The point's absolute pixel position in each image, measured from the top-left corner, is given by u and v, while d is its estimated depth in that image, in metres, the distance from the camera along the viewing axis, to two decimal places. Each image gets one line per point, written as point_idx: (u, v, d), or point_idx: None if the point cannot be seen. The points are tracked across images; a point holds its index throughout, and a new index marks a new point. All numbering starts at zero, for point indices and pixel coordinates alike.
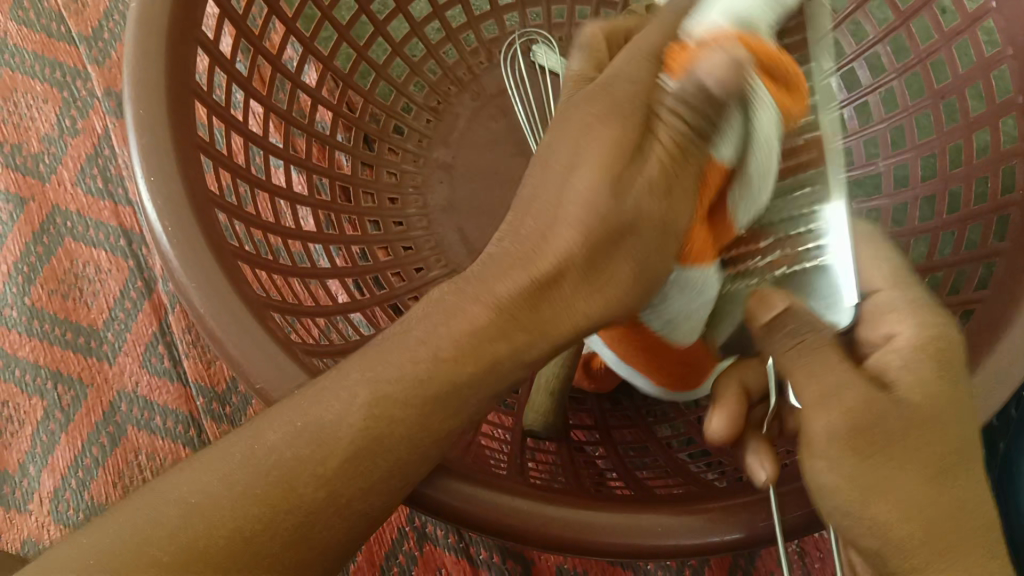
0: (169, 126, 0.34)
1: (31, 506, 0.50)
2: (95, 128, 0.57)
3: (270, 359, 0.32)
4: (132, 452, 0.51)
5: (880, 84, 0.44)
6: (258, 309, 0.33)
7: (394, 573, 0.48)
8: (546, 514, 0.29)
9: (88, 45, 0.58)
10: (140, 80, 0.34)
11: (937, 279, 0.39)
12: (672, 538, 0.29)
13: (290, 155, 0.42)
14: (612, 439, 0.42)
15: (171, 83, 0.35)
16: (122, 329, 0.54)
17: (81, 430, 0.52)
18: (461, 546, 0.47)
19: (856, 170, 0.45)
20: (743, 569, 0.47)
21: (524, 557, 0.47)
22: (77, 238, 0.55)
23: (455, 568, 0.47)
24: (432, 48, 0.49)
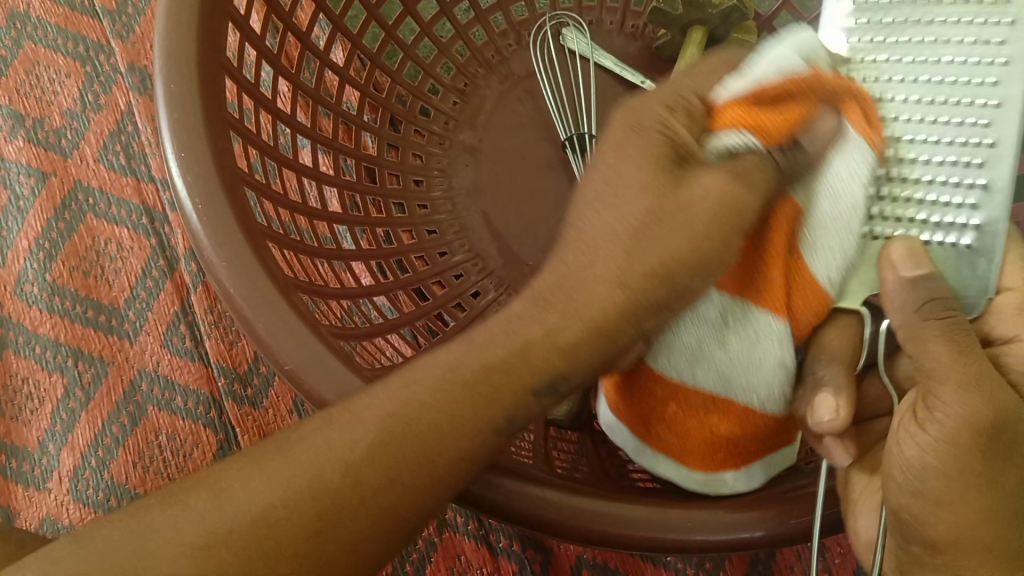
0: (200, 103, 0.34)
1: (50, 485, 0.50)
2: (118, 103, 0.56)
3: (298, 341, 0.31)
4: (152, 433, 0.51)
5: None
6: (289, 293, 0.33)
7: (413, 558, 0.47)
8: (577, 506, 0.28)
9: (111, 19, 0.58)
10: (171, 53, 0.34)
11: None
12: (701, 533, 0.29)
13: (317, 135, 0.41)
14: None
15: (202, 57, 0.34)
16: (144, 308, 0.53)
17: (102, 409, 0.51)
18: (481, 533, 0.47)
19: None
20: (764, 564, 0.47)
21: (543, 547, 0.47)
22: (98, 215, 0.55)
23: (475, 555, 0.47)
24: (460, 29, 0.49)
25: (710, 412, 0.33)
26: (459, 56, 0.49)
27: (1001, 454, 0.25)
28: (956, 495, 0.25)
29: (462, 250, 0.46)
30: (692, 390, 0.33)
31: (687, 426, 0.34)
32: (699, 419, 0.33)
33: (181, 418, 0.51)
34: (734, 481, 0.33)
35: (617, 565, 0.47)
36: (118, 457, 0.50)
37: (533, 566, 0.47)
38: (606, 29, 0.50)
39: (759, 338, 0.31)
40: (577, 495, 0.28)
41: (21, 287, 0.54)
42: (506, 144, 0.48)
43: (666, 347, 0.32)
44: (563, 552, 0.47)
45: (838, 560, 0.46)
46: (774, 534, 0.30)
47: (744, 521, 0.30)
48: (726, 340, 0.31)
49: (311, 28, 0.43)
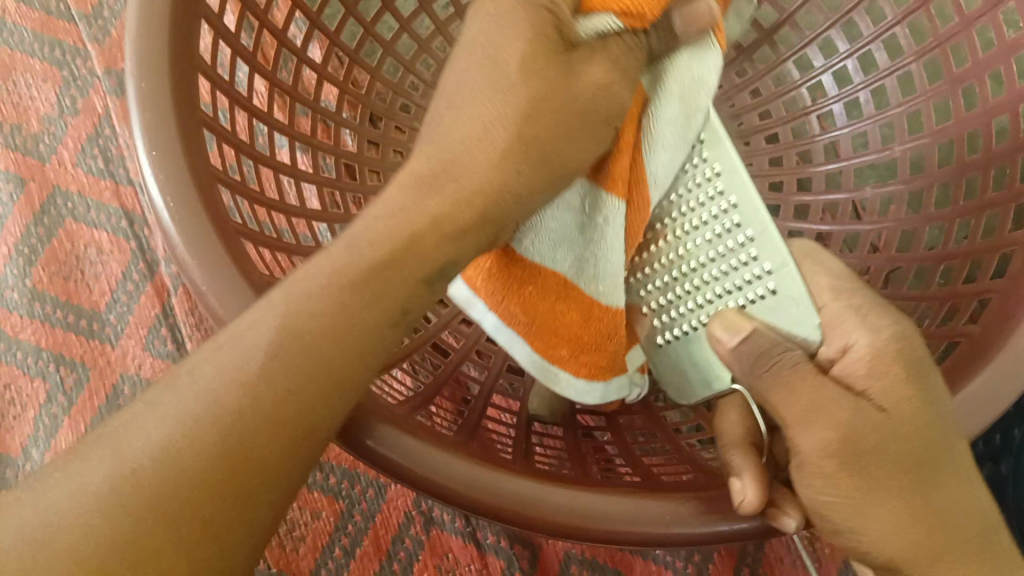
0: (173, 103, 0.33)
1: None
2: (95, 107, 0.56)
3: None
4: None
5: (897, 67, 0.43)
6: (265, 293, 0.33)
7: (400, 558, 0.47)
8: (555, 502, 0.28)
9: (87, 22, 0.57)
10: (143, 54, 0.34)
11: (954, 266, 0.38)
12: (681, 526, 0.29)
13: (295, 133, 0.41)
14: (620, 425, 0.41)
15: (174, 57, 0.34)
16: (125, 312, 0.53)
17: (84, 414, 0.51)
18: (468, 531, 0.47)
19: (869, 154, 0.45)
20: (751, 557, 0.47)
21: (530, 543, 0.47)
22: (78, 220, 0.55)
23: (462, 553, 0.47)
24: (440, 25, 0.48)
25: (560, 297, 0.35)
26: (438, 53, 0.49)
27: (897, 450, 0.26)
28: (856, 516, 0.26)
29: None
30: (547, 273, 0.35)
31: (540, 311, 0.36)
32: (553, 345, 0.36)
33: None
34: (574, 384, 0.37)
35: (605, 559, 0.47)
36: None
37: (520, 563, 0.46)
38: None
39: (608, 225, 0.33)
40: (555, 490, 0.28)
41: (1, 293, 0.53)
42: None
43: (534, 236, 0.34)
44: (551, 547, 0.47)
45: (824, 549, 0.46)
46: (754, 526, 0.29)
47: (725, 512, 0.29)
48: (585, 224, 0.33)
49: (288, 26, 0.43)
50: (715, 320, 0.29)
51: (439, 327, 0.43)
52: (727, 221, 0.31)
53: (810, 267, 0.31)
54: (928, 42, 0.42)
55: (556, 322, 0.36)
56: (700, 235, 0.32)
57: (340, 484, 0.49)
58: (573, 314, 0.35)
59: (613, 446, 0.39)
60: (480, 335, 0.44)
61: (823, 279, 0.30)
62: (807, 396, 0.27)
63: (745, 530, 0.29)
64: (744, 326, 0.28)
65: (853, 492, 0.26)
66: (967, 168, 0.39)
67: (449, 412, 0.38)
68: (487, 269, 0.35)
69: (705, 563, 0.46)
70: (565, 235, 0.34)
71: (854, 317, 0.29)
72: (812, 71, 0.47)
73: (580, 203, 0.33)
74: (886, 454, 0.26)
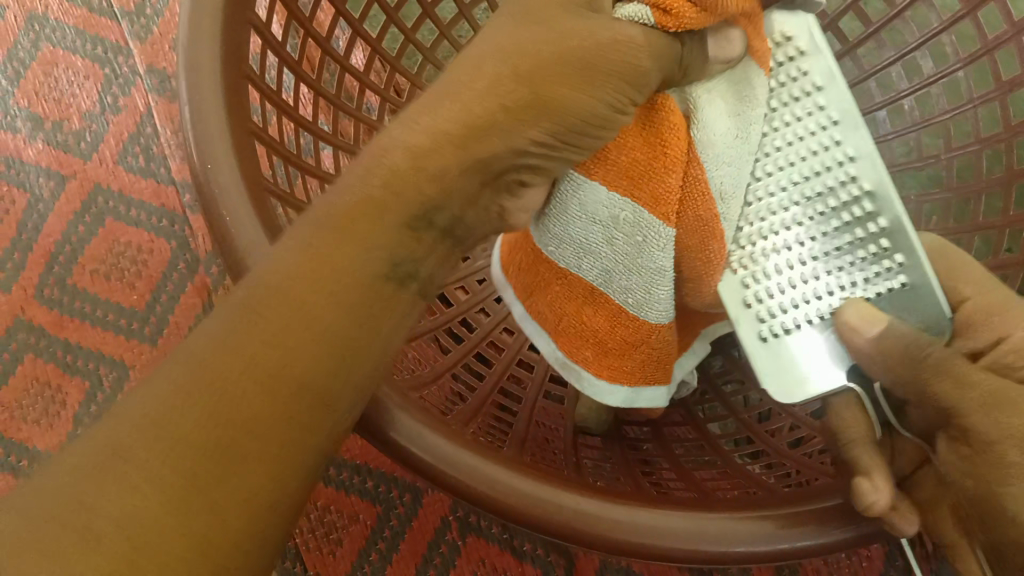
0: (226, 112, 0.33)
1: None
2: (137, 105, 0.56)
3: None
4: None
5: (944, 74, 0.43)
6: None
7: (436, 563, 0.47)
8: (612, 517, 0.28)
9: (130, 20, 0.57)
10: (194, 65, 0.34)
11: (1008, 276, 0.38)
12: (740, 544, 0.28)
13: (338, 141, 0.41)
14: (665, 437, 0.41)
15: (227, 69, 0.34)
16: (165, 311, 0.53)
17: None
18: (506, 538, 0.47)
19: (916, 162, 0.44)
20: (790, 570, 0.46)
21: (567, 551, 0.47)
22: (118, 218, 0.55)
23: (500, 559, 0.47)
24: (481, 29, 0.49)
25: (587, 300, 0.36)
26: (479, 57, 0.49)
27: None
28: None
29: (484, 254, 0.48)
30: (574, 276, 0.35)
31: (566, 313, 0.37)
32: (577, 346, 0.37)
33: None
34: (593, 384, 0.38)
35: (642, 569, 0.46)
36: None
37: (557, 570, 0.47)
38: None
39: (650, 242, 0.31)
40: (613, 505, 0.28)
41: (42, 290, 0.54)
42: None
43: (552, 236, 0.33)
44: (587, 556, 0.47)
45: (865, 563, 0.45)
46: (815, 544, 0.29)
47: (784, 530, 0.29)
48: (614, 239, 0.32)
49: (331, 33, 0.43)
50: (849, 310, 0.30)
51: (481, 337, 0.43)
52: (851, 200, 0.30)
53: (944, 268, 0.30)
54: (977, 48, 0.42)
55: (583, 331, 0.37)
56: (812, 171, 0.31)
57: (378, 488, 0.49)
58: (597, 316, 0.36)
59: (660, 458, 0.39)
60: (521, 347, 0.44)
61: (964, 279, 0.30)
62: (981, 385, 0.26)
63: (806, 549, 0.28)
64: (877, 319, 0.29)
65: None
66: (1018, 177, 0.39)
67: (494, 420, 0.38)
68: (518, 262, 0.38)
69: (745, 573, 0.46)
70: (591, 245, 0.33)
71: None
72: (855, 77, 0.47)
73: (619, 217, 0.31)
74: None
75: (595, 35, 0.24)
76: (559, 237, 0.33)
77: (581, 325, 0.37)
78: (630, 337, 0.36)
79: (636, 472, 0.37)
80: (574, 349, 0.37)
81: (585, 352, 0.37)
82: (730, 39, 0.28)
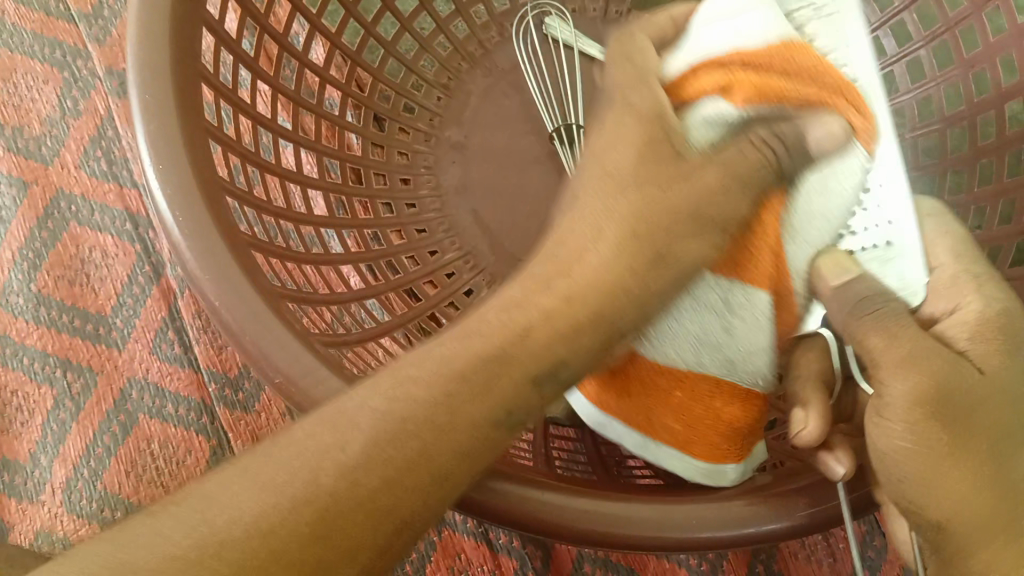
0: (177, 112, 0.33)
1: (44, 497, 0.50)
2: (98, 109, 0.56)
3: (289, 352, 0.31)
4: (144, 441, 0.50)
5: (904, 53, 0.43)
6: (276, 299, 0.33)
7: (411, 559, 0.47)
8: (577, 506, 0.27)
9: (87, 23, 0.57)
10: (144, 64, 0.33)
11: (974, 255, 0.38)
12: (707, 531, 0.28)
13: (300, 138, 0.41)
14: None
15: (178, 67, 0.34)
16: (131, 316, 0.53)
17: (93, 419, 0.51)
18: (480, 531, 0.47)
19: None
20: (765, 554, 0.46)
21: (543, 544, 0.46)
22: (82, 223, 0.54)
23: (475, 553, 0.47)
24: (441, 23, 0.49)
25: (714, 396, 0.33)
26: (440, 53, 0.50)
27: (972, 431, 0.27)
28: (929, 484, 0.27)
29: (452, 248, 0.47)
30: (675, 376, 0.34)
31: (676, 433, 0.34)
32: (714, 444, 0.34)
33: (173, 425, 0.51)
34: (700, 473, 0.34)
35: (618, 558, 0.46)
36: (110, 467, 0.50)
37: (533, 563, 0.46)
38: (588, 19, 0.51)
39: (750, 312, 0.32)
40: (578, 494, 0.28)
41: (6, 298, 0.53)
42: (494, 142, 0.49)
43: (662, 352, 0.33)
44: (563, 547, 0.46)
45: (840, 544, 0.45)
46: (784, 528, 0.29)
47: (751, 515, 0.29)
48: (728, 325, 0.32)
49: (289, 29, 0.43)
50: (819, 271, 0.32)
51: (449, 332, 0.43)
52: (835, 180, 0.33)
53: (921, 242, 0.33)
54: (937, 27, 0.42)
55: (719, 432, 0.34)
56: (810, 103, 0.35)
57: None
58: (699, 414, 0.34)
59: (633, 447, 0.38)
60: None
61: (948, 262, 0.32)
62: (906, 366, 0.28)
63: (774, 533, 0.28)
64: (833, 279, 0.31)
65: (940, 468, 0.27)
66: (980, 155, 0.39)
67: None
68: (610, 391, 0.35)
69: (721, 560, 0.46)
70: (694, 346, 0.33)
71: (970, 288, 0.31)
72: None
73: (726, 300, 0.32)
74: (970, 422, 0.27)
75: (701, 177, 0.29)
76: (663, 352, 0.33)
77: (680, 405, 0.34)
78: (732, 425, 0.34)
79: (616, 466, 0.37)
80: (656, 427, 0.35)
81: (670, 428, 0.34)
82: (833, 129, 0.30)
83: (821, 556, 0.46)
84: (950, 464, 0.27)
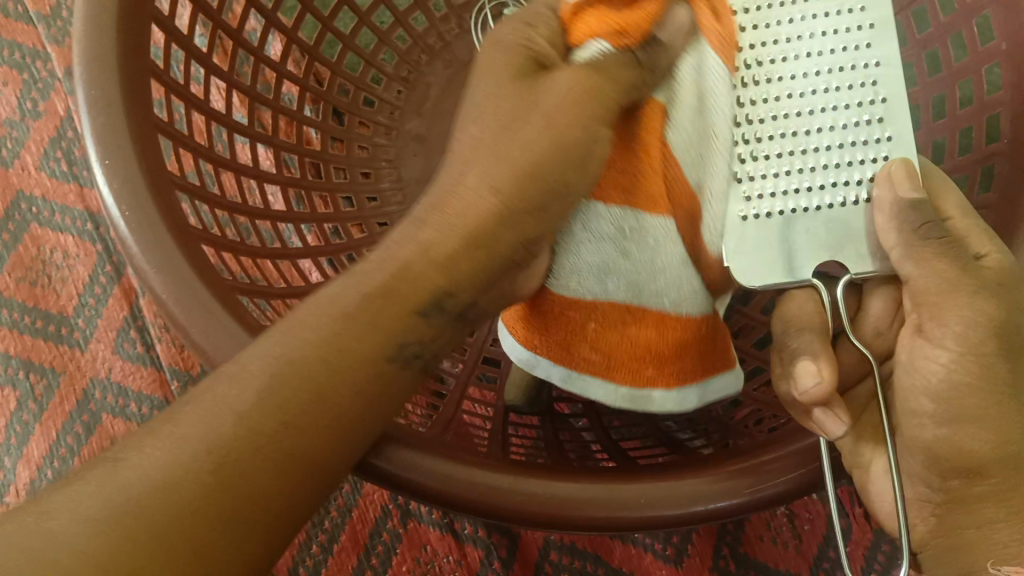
0: (125, 106, 0.33)
1: (8, 498, 0.50)
2: (58, 110, 0.56)
3: (234, 342, 0.31)
4: (108, 440, 0.50)
5: None
6: (223, 290, 0.32)
7: (377, 552, 0.46)
8: (524, 490, 0.28)
9: (46, 24, 0.57)
10: (91, 58, 0.33)
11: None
12: (656, 509, 0.28)
13: (256, 132, 0.41)
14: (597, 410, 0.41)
15: (124, 60, 0.34)
16: (94, 316, 0.53)
17: (56, 419, 0.51)
18: (445, 521, 0.46)
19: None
20: (733, 537, 0.46)
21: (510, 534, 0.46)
22: (43, 224, 0.54)
23: (440, 543, 0.46)
24: (400, 16, 0.50)
25: (627, 321, 0.34)
26: (399, 46, 0.50)
27: (1003, 363, 0.25)
28: (958, 421, 0.25)
29: None
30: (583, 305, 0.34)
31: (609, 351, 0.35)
32: (635, 366, 0.34)
33: (137, 424, 0.51)
34: (609, 394, 0.35)
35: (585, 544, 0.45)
36: (74, 466, 0.50)
37: (499, 552, 0.46)
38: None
39: (656, 246, 0.33)
40: (524, 479, 0.28)
41: None
42: (455, 132, 0.49)
43: (563, 271, 0.34)
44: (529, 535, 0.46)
45: (806, 526, 0.46)
46: (732, 504, 0.29)
47: (698, 495, 0.29)
48: (626, 252, 0.33)
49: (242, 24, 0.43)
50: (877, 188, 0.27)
51: None
52: (868, 97, 0.29)
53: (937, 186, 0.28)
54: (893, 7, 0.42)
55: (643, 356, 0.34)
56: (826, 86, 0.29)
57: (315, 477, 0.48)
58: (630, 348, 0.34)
59: (591, 433, 0.40)
60: None
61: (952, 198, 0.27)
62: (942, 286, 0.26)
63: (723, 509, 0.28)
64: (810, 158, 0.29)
65: (971, 417, 0.25)
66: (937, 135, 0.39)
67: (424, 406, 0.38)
68: (533, 324, 0.36)
69: (687, 545, 0.46)
70: (591, 267, 0.33)
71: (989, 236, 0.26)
72: None
73: (621, 225, 0.33)
74: (1007, 369, 0.25)
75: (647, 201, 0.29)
76: (559, 275, 0.34)
77: (592, 336, 0.35)
78: (645, 347, 0.34)
79: (571, 452, 0.38)
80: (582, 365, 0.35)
81: (589, 355, 0.35)
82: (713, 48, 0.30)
83: (787, 539, 0.46)
84: (982, 410, 0.25)
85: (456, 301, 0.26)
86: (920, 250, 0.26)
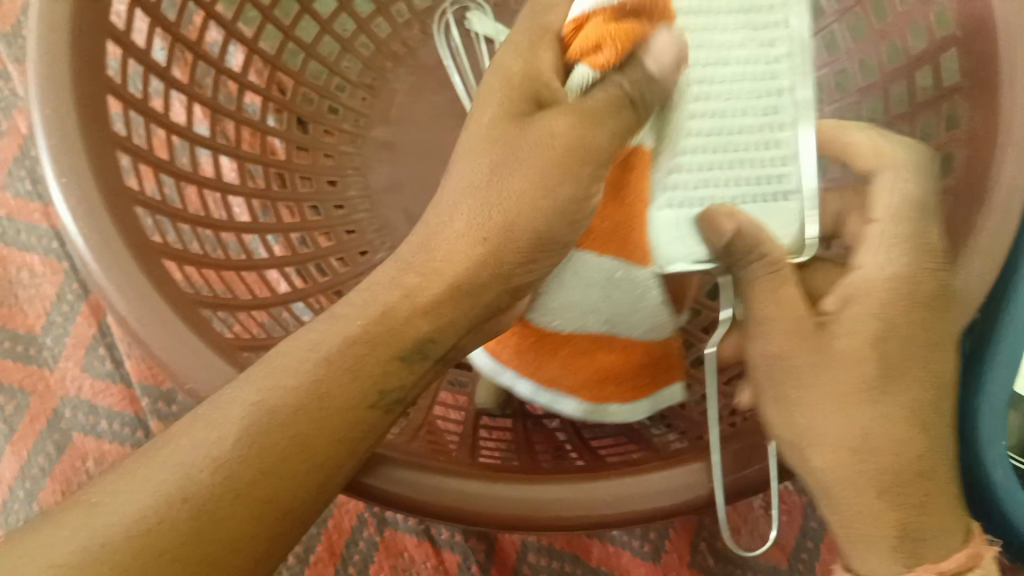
0: (82, 124, 0.33)
1: None
2: (21, 129, 0.56)
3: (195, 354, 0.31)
4: (79, 459, 0.50)
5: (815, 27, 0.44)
6: (185, 299, 0.32)
7: (355, 561, 0.46)
8: (496, 493, 0.28)
9: (8, 43, 0.56)
10: (46, 76, 0.33)
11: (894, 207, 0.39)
12: (624, 506, 0.29)
13: (219, 145, 0.41)
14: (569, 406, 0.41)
15: (79, 78, 0.33)
16: (62, 334, 0.53)
17: (27, 440, 0.51)
18: (423, 529, 0.46)
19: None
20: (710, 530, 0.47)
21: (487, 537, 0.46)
22: (8, 244, 0.54)
23: (418, 550, 0.46)
24: (363, 23, 0.50)
25: (595, 349, 0.39)
26: (363, 53, 0.51)
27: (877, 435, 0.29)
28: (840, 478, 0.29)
29: (383, 247, 0.49)
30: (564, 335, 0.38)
31: (578, 374, 0.38)
32: (601, 385, 0.38)
33: (108, 441, 0.51)
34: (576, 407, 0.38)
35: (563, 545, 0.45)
36: (46, 486, 0.50)
37: (476, 556, 0.46)
38: (509, 11, 0.52)
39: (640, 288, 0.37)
40: (495, 481, 0.28)
41: None
42: (422, 138, 0.50)
43: (550, 308, 0.37)
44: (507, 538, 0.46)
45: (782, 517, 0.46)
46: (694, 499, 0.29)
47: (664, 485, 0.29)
48: (610, 293, 0.37)
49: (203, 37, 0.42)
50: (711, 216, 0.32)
51: None
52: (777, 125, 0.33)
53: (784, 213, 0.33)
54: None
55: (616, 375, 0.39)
56: (741, 110, 0.32)
57: None
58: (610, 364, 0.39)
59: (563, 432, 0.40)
60: None
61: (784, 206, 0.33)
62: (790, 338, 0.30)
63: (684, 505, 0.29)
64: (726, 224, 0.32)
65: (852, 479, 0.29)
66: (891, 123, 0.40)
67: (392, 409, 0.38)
68: (514, 344, 0.38)
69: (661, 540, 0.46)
70: (580, 306, 0.37)
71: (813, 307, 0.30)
72: None
73: (614, 273, 0.36)
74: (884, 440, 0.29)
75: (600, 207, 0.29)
76: (547, 313, 0.37)
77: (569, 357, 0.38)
78: (612, 371, 0.38)
79: (542, 452, 0.37)
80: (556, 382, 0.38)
81: (562, 377, 0.38)
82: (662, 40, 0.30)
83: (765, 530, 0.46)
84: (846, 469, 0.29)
85: (438, 345, 0.27)
86: (763, 290, 0.31)
